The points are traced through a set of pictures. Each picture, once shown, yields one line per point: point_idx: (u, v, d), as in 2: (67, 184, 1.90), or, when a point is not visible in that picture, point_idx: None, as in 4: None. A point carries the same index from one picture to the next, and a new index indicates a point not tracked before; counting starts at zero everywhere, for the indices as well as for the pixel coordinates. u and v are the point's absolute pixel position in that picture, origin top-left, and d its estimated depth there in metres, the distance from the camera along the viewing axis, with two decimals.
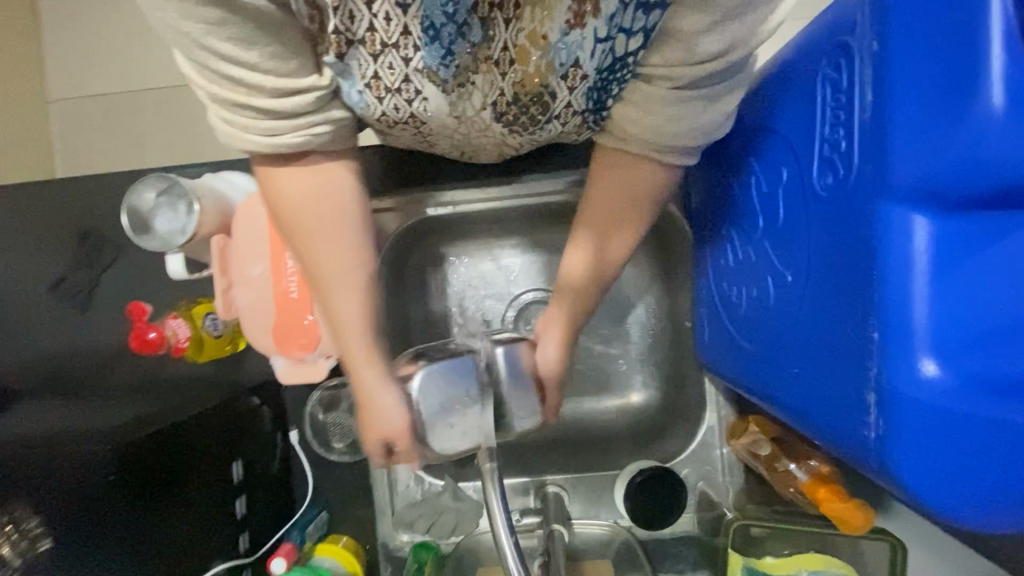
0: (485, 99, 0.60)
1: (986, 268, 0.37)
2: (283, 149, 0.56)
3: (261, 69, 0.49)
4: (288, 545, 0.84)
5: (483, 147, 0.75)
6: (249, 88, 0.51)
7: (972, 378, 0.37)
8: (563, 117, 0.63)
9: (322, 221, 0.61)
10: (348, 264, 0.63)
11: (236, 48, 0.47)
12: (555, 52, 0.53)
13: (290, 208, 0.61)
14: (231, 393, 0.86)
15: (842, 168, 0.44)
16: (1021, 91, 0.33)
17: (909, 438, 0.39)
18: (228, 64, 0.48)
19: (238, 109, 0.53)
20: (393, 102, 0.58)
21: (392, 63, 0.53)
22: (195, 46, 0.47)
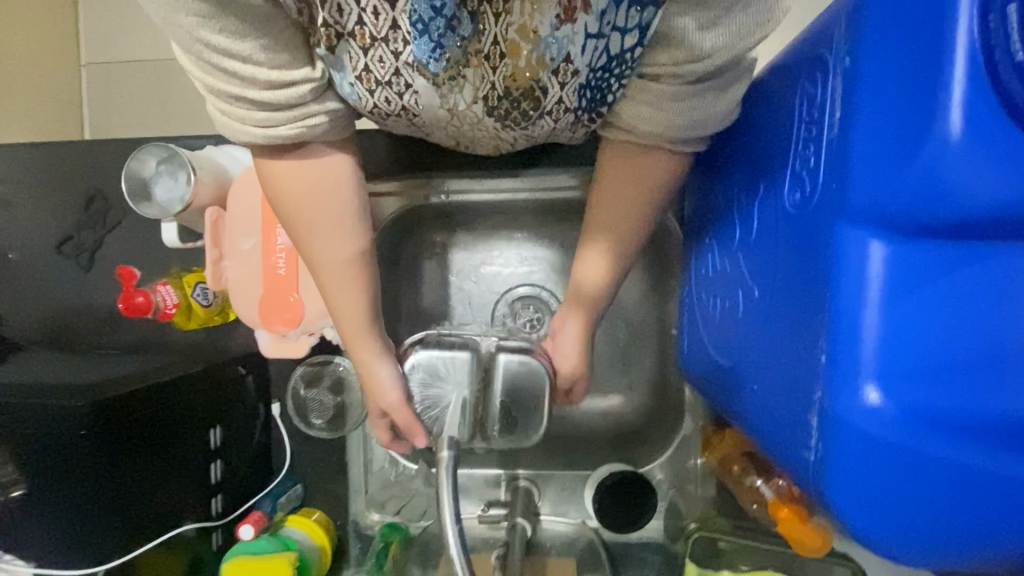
0: (476, 93, 0.56)
1: (938, 298, 0.36)
2: (279, 141, 0.56)
3: (256, 61, 0.49)
4: (258, 513, 0.86)
5: (479, 141, 0.70)
6: (240, 80, 0.51)
7: (913, 409, 0.37)
8: (556, 115, 0.59)
9: (322, 211, 0.61)
10: (346, 254, 0.63)
11: (229, 40, 0.47)
12: (546, 46, 0.51)
13: (290, 201, 0.60)
14: (217, 360, 0.88)
15: (808, 185, 0.44)
16: (977, 119, 0.32)
17: (847, 466, 0.38)
18: (223, 57, 0.49)
19: (233, 100, 0.53)
20: (384, 95, 0.56)
21: (382, 56, 0.52)
22: (190, 39, 0.47)
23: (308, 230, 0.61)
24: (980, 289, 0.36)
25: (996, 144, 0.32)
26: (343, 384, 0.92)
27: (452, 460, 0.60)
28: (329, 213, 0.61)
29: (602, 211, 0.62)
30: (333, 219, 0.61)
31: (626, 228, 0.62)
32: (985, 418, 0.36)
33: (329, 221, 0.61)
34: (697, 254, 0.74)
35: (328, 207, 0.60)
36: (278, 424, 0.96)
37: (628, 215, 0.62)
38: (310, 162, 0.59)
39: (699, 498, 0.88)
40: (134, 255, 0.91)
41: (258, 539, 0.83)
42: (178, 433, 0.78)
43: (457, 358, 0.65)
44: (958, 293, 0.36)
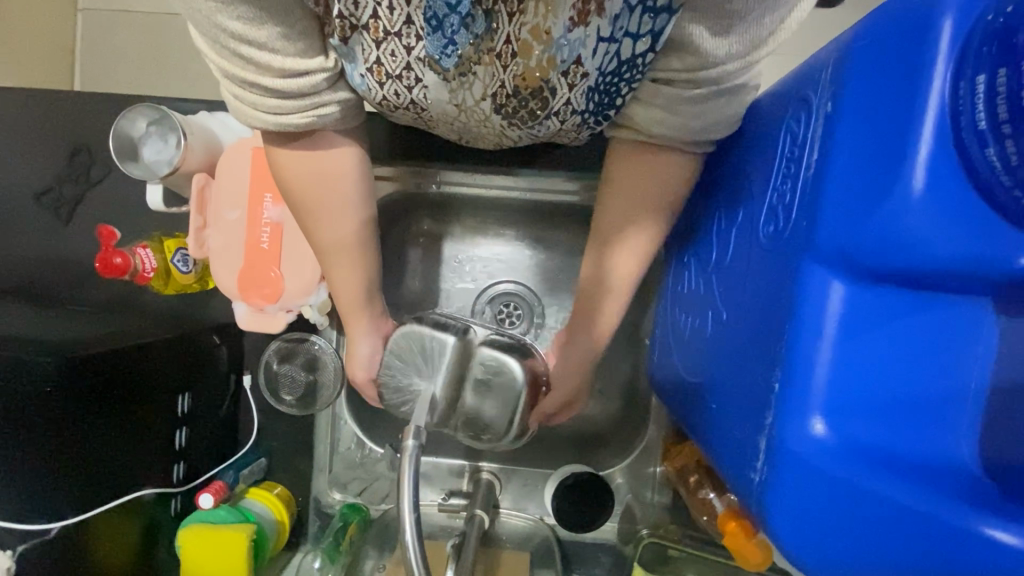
0: (485, 90, 0.57)
1: (888, 342, 0.38)
2: (291, 128, 0.57)
3: (274, 51, 0.49)
4: (219, 484, 0.85)
5: (483, 136, 0.70)
6: (256, 67, 0.51)
7: (853, 445, 0.39)
8: (562, 116, 0.61)
9: (324, 197, 0.63)
10: (344, 240, 0.66)
11: (245, 27, 0.47)
12: (558, 48, 0.51)
13: (292, 184, 0.62)
14: (191, 328, 0.88)
15: (782, 219, 0.45)
16: (941, 178, 0.33)
17: (788, 491, 0.41)
18: (240, 45, 0.49)
19: (246, 86, 0.53)
20: (393, 89, 0.57)
21: (394, 50, 0.52)
22: (208, 24, 0.47)
23: (309, 214, 0.64)
24: (925, 338, 0.38)
25: (959, 206, 0.34)
26: (318, 362, 0.93)
27: (414, 449, 0.60)
28: (330, 199, 0.63)
29: (611, 209, 0.64)
30: (334, 205, 0.63)
31: (632, 224, 0.64)
32: (919, 458, 0.39)
33: (331, 206, 0.63)
34: (679, 267, 0.74)
35: (331, 194, 0.62)
36: (246, 395, 0.96)
37: (636, 214, 0.64)
38: (316, 149, 0.60)
39: (654, 505, 0.91)
40: (117, 214, 0.90)
41: (217, 509, 0.83)
42: (145, 397, 0.78)
43: (437, 340, 0.68)
44: (908, 339, 0.38)
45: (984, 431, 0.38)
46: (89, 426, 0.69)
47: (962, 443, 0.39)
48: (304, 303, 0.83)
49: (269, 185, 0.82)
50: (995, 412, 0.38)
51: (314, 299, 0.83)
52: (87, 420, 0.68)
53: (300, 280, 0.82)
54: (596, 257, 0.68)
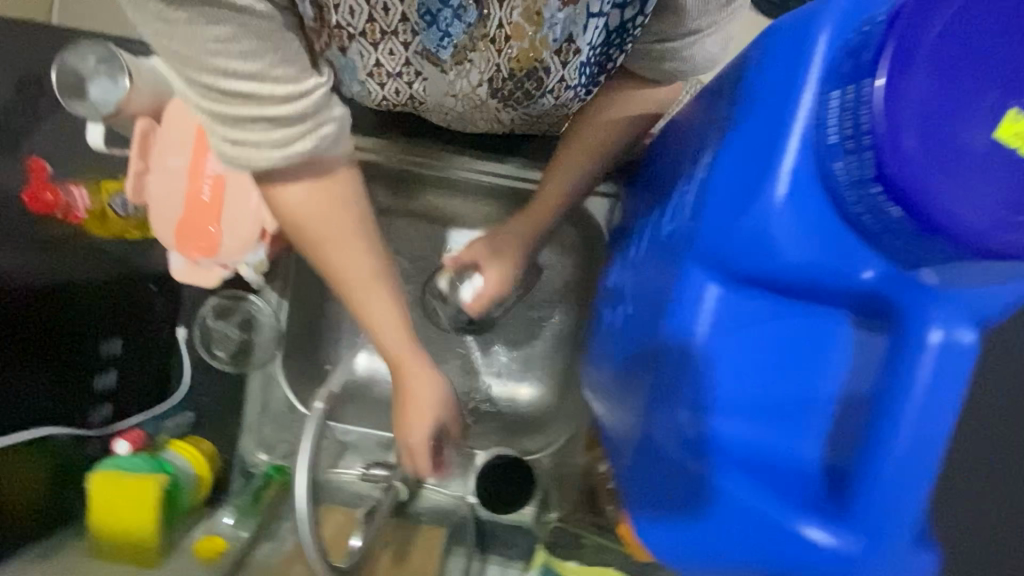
0: (481, 76, 0.60)
1: (751, 344, 0.40)
2: (298, 160, 0.50)
3: (269, 75, 0.45)
4: (138, 432, 0.86)
5: (476, 121, 0.73)
6: (251, 100, 0.46)
7: (705, 438, 0.41)
8: (557, 94, 0.62)
9: (331, 226, 0.55)
10: (363, 266, 0.57)
11: (239, 58, 0.44)
12: (550, 27, 0.52)
13: (301, 227, 0.55)
14: (128, 274, 0.88)
15: (680, 217, 0.46)
16: (802, 188, 0.34)
17: (642, 473, 0.43)
18: (229, 79, 0.45)
19: (249, 125, 0.47)
20: (394, 86, 0.64)
21: (392, 49, 0.58)
22: (196, 65, 0.44)
23: (322, 261, 0.57)
24: (787, 344, 0.40)
25: (819, 218, 0.35)
26: (252, 321, 0.94)
27: (320, 415, 0.61)
28: (336, 231, 0.56)
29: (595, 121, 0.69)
30: (342, 239, 0.56)
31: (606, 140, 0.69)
32: (764, 459, 0.40)
33: (342, 240, 0.56)
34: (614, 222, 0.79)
35: (337, 227, 0.55)
36: (181, 350, 0.94)
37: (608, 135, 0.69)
38: (313, 181, 0.54)
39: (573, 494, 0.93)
40: (60, 151, 0.87)
41: (133, 457, 0.83)
42: (65, 341, 0.80)
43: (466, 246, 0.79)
44: (767, 342, 0.40)
45: (829, 440, 0.40)
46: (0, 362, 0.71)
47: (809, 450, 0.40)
48: (240, 261, 0.82)
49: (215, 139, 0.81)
50: (842, 422, 0.39)
51: (250, 259, 0.82)
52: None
53: (235, 237, 0.82)
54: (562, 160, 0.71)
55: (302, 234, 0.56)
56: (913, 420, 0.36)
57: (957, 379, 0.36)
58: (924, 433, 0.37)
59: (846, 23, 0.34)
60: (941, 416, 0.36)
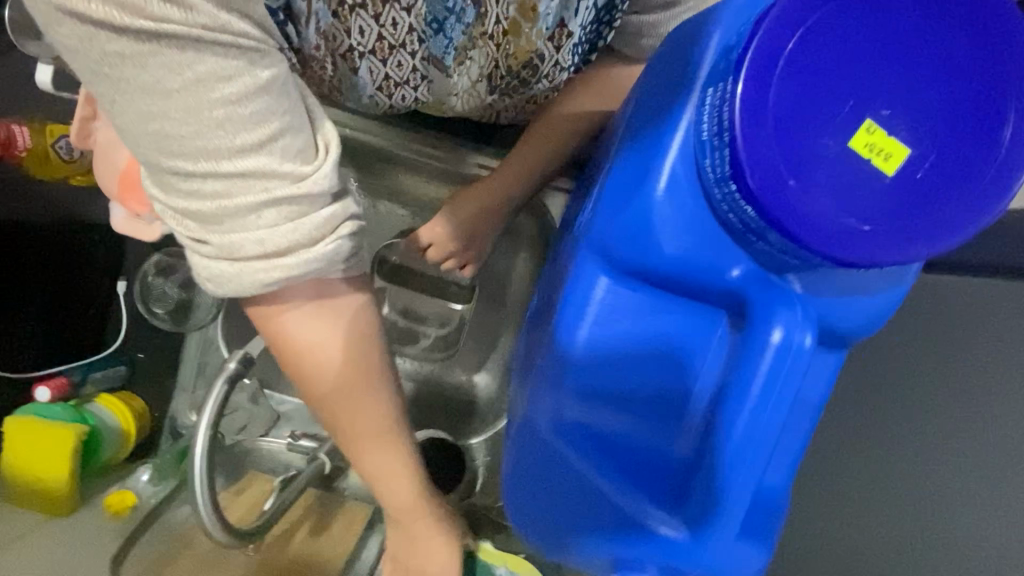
0: (481, 71, 0.61)
1: (628, 339, 0.40)
2: (319, 269, 0.35)
3: (270, 131, 0.31)
4: (61, 380, 0.85)
5: (474, 114, 0.72)
6: (253, 183, 0.31)
7: (579, 427, 0.42)
8: (551, 78, 0.63)
9: (342, 374, 0.44)
10: (371, 417, 0.47)
11: (235, 119, 0.29)
12: (543, 20, 0.54)
13: (298, 359, 0.44)
14: (69, 223, 0.89)
15: (587, 210, 0.47)
16: (680, 189, 0.35)
17: (522, 452, 0.45)
18: (226, 159, 0.30)
19: (250, 220, 0.32)
20: (401, 94, 0.64)
21: (401, 61, 0.59)
22: (180, 144, 0.29)
23: (325, 396, 0.46)
24: (664, 343, 0.40)
25: (694, 217, 0.35)
26: (194, 282, 0.91)
27: (229, 373, 0.61)
28: (341, 359, 0.44)
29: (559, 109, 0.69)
30: (345, 372, 0.44)
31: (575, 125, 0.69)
32: (630, 447, 0.41)
33: (354, 374, 0.45)
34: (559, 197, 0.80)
35: (348, 359, 0.44)
36: (119, 304, 0.93)
37: (576, 120, 0.68)
38: (320, 309, 0.42)
39: None
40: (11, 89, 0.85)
41: (52, 405, 0.82)
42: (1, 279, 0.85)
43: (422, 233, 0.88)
44: (646, 338, 0.40)
45: (691, 435, 0.40)
46: None
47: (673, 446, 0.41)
48: None
49: None
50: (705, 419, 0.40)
51: None
52: None
53: None
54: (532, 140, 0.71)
55: (297, 363, 0.44)
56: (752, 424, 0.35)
57: (793, 386, 0.34)
58: (757, 437, 0.35)
59: (737, 24, 0.34)
60: (776, 422, 0.35)
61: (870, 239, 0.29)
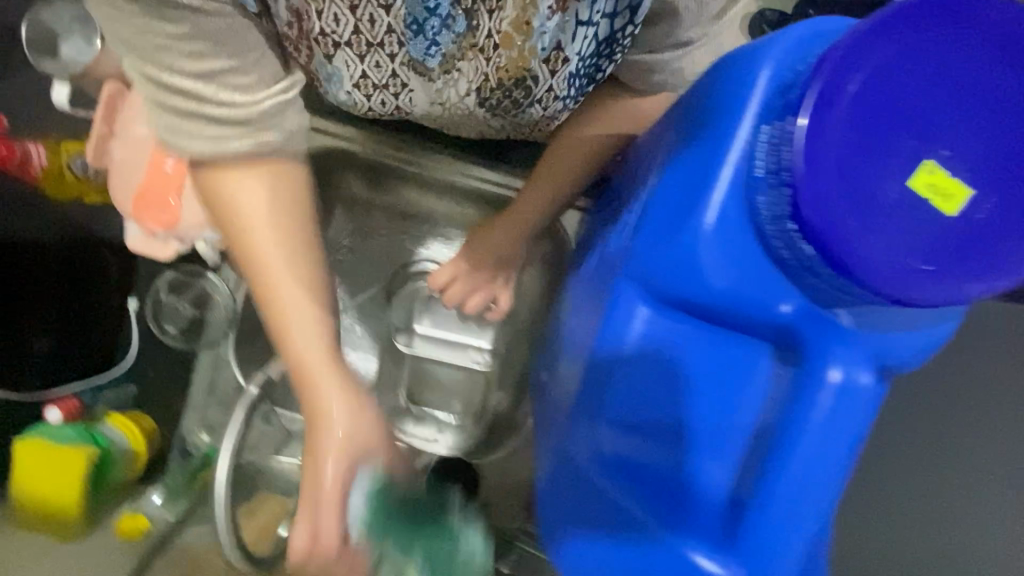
0: (469, 85, 0.59)
1: (671, 369, 0.40)
2: (250, 168, 0.47)
3: (226, 79, 0.43)
4: (72, 402, 0.84)
5: (465, 128, 0.73)
6: (193, 98, 0.43)
7: (620, 458, 0.41)
8: (545, 104, 0.61)
9: (271, 234, 0.48)
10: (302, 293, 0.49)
11: (185, 52, 0.41)
12: (538, 36, 0.51)
13: (231, 214, 0.49)
14: (81, 240, 0.88)
15: (623, 237, 0.46)
16: (731, 223, 0.35)
17: (562, 473, 0.45)
18: (171, 76, 0.42)
19: (186, 116, 0.44)
20: (380, 97, 0.63)
21: (378, 61, 0.57)
22: (144, 55, 0.41)
23: (258, 263, 0.49)
24: (709, 374, 0.40)
25: (744, 249, 0.35)
26: (206, 300, 0.90)
27: (251, 399, 0.60)
28: (275, 231, 0.49)
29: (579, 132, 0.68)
30: (279, 221, 0.49)
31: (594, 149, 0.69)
32: (674, 482, 0.41)
33: (275, 234, 0.49)
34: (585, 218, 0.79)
35: (278, 219, 0.49)
36: (129, 322, 0.91)
37: (594, 145, 0.68)
38: (256, 170, 0.48)
39: None
40: (20, 102, 0.84)
41: (64, 426, 0.81)
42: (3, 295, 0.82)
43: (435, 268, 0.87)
44: (690, 368, 0.40)
45: (738, 467, 0.40)
46: None
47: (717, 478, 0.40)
48: (198, 236, 0.81)
49: None
50: (752, 452, 0.39)
51: (210, 236, 0.81)
52: None
53: (192, 212, 0.80)
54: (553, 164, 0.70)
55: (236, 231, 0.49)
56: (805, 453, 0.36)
57: (852, 415, 0.36)
58: (812, 465, 0.37)
59: (788, 59, 0.34)
60: (831, 453, 0.36)
61: (931, 278, 0.29)
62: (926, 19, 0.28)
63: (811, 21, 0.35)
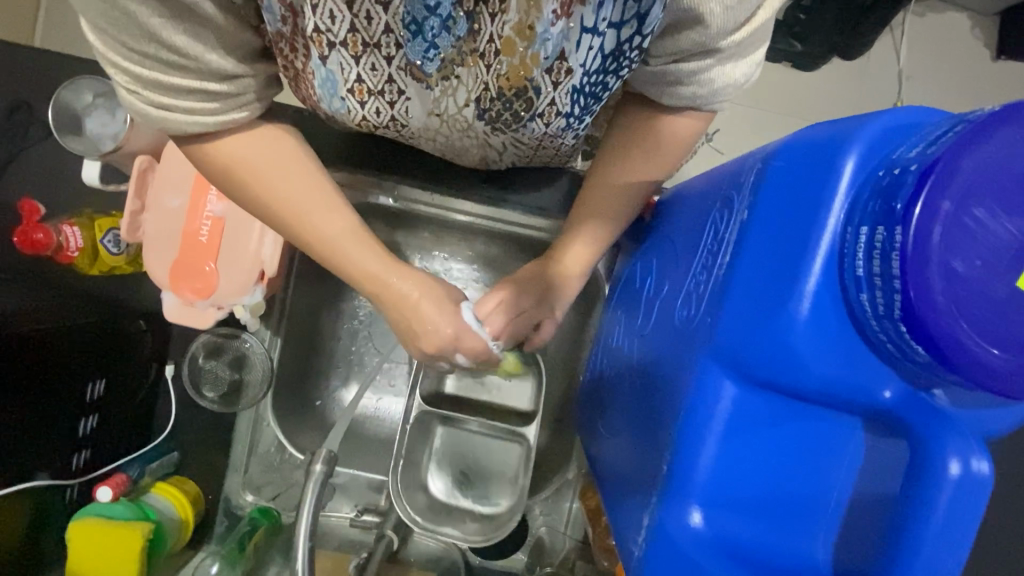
0: (468, 95, 0.56)
1: (762, 444, 0.41)
2: (179, 124, 0.47)
3: (207, 61, 0.44)
4: (120, 477, 0.83)
5: (467, 149, 0.70)
6: (197, 81, 0.45)
7: (718, 535, 0.41)
8: (547, 118, 0.58)
9: (313, 195, 0.55)
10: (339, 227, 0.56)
11: (212, 62, 0.44)
12: (541, 43, 0.47)
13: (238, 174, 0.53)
14: (115, 313, 0.85)
15: (693, 307, 0.47)
16: (823, 309, 0.36)
17: (660, 567, 0.43)
18: (181, 61, 0.43)
19: (169, 95, 0.45)
20: (375, 105, 0.58)
21: (375, 64, 0.52)
22: (144, 38, 0.41)
23: (294, 211, 0.55)
24: (800, 447, 0.40)
25: (836, 333, 0.36)
26: (244, 359, 0.90)
27: (321, 475, 0.60)
28: (314, 196, 0.55)
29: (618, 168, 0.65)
30: (294, 176, 0.54)
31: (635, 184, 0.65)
32: (776, 558, 0.41)
33: (284, 167, 0.54)
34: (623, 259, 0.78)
35: (296, 170, 0.54)
36: (167, 386, 0.92)
37: (633, 187, 0.65)
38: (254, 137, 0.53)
39: (566, 539, 0.91)
40: (56, 184, 0.85)
41: (115, 503, 0.80)
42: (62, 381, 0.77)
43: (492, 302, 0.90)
44: (784, 442, 0.41)
45: (838, 540, 0.41)
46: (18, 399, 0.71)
47: (817, 548, 0.41)
48: (238, 302, 0.80)
49: None
50: (851, 525, 0.40)
51: (248, 300, 0.80)
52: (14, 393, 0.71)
53: (235, 275, 0.80)
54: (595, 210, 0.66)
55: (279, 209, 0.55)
56: (935, 547, 0.35)
57: (976, 507, 0.34)
58: (942, 559, 0.35)
59: (873, 149, 0.35)
60: (960, 540, 0.35)
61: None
62: (999, 127, 0.30)
63: (895, 109, 0.35)
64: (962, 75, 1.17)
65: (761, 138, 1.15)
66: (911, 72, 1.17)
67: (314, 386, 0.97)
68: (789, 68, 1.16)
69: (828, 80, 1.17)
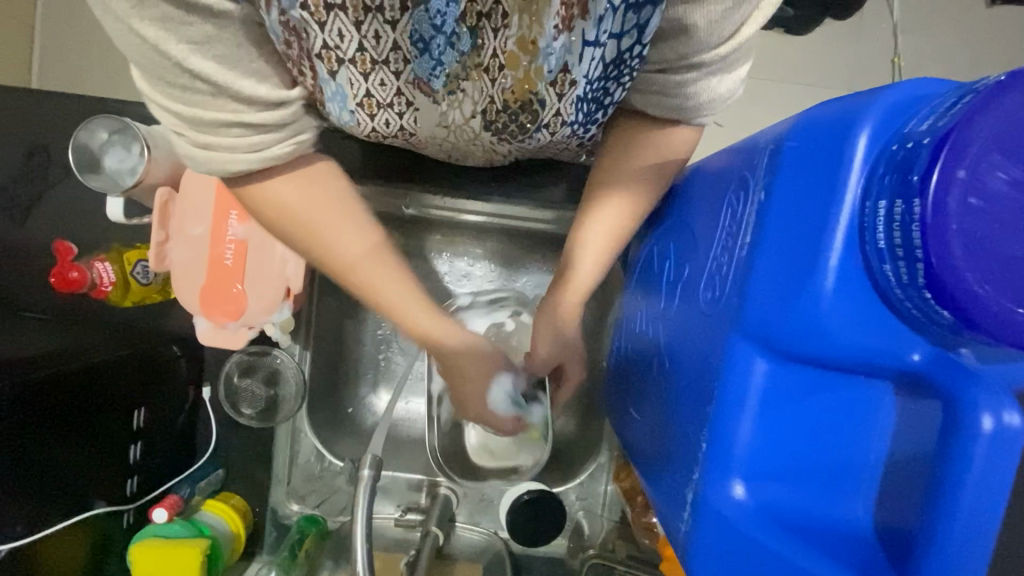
0: (474, 107, 0.56)
1: (796, 415, 0.42)
2: (238, 167, 0.49)
3: (242, 86, 0.44)
4: (173, 497, 0.86)
5: (473, 154, 0.70)
6: (237, 109, 0.45)
7: (762, 506, 0.43)
8: (552, 128, 0.59)
9: (336, 232, 0.55)
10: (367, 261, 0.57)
11: (245, 85, 0.45)
12: (545, 57, 0.47)
13: (283, 217, 0.54)
14: (151, 340, 0.87)
15: (717, 288, 0.48)
16: (847, 281, 0.37)
17: (707, 543, 0.44)
18: (215, 90, 0.44)
19: (218, 130, 0.46)
20: (384, 117, 0.57)
21: (384, 79, 0.52)
22: (176, 69, 0.42)
23: (322, 244, 0.55)
24: (832, 412, 0.42)
25: (861, 301, 0.38)
26: (277, 376, 0.92)
27: (369, 478, 0.63)
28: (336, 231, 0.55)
29: (622, 168, 0.63)
30: (321, 207, 0.54)
31: (642, 184, 0.63)
32: (823, 524, 0.43)
33: (319, 210, 0.54)
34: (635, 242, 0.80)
35: (316, 197, 0.54)
36: (206, 405, 0.95)
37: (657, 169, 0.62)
38: (298, 173, 0.53)
39: (605, 521, 0.93)
40: (79, 223, 0.88)
41: (171, 523, 0.83)
42: (107, 412, 0.77)
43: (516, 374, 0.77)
44: (817, 411, 0.42)
45: (879, 502, 0.43)
46: (55, 446, 0.69)
47: (857, 509, 0.43)
48: (267, 320, 0.83)
49: (234, 203, 0.81)
50: (892, 485, 0.42)
51: (277, 317, 0.84)
52: (53, 441, 0.68)
53: (267, 289, 0.82)
54: (601, 212, 0.65)
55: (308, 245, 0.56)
56: (976, 496, 0.37)
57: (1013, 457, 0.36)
58: (980, 515, 0.37)
59: (885, 122, 0.36)
60: (997, 494, 0.37)
61: None
62: (1005, 86, 0.31)
63: (905, 81, 0.36)
64: (958, 23, 1.16)
65: (759, 107, 1.15)
66: (907, 25, 1.16)
67: (345, 394, 1.00)
68: (782, 35, 1.16)
69: (823, 42, 1.16)
